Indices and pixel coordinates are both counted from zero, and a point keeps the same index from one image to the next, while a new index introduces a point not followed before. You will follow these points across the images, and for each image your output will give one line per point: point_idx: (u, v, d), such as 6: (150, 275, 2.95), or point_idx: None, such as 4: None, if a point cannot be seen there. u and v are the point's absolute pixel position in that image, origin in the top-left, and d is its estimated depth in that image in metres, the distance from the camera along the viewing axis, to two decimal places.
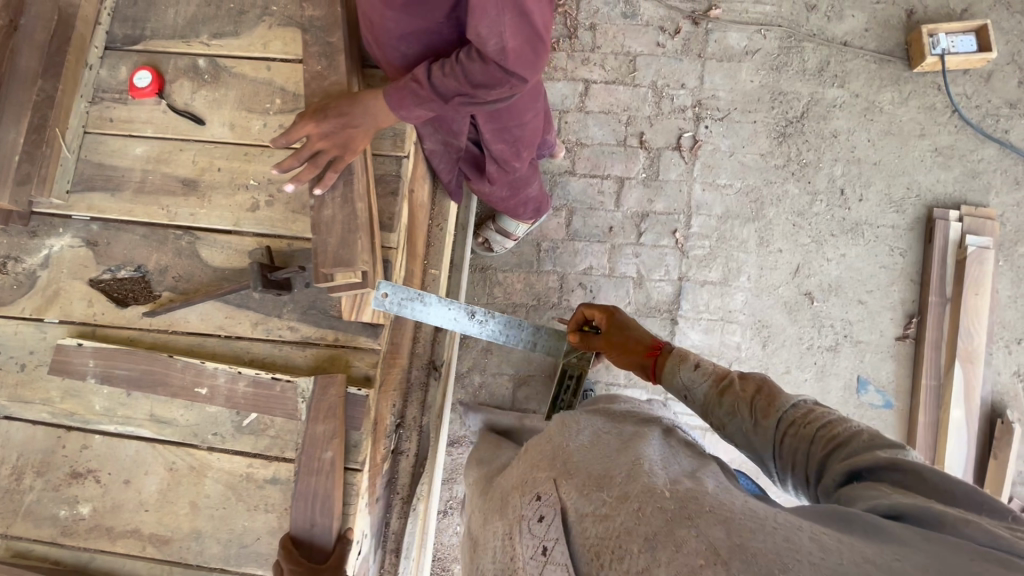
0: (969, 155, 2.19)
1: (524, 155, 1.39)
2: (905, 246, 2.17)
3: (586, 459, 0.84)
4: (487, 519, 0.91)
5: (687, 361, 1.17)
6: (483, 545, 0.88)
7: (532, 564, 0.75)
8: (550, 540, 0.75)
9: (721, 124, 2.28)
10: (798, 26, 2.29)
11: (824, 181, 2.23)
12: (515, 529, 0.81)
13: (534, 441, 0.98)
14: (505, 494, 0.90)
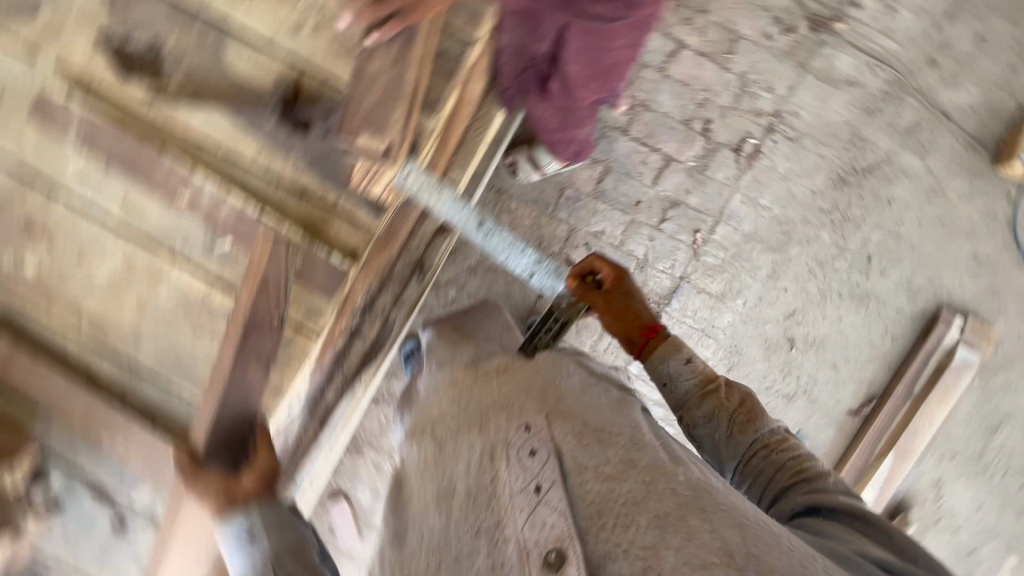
0: (1001, 274, 2.16)
1: (592, 89, 1.26)
2: (900, 332, 2.17)
3: (577, 410, 0.87)
4: (457, 433, 0.89)
5: (684, 355, 1.08)
6: (450, 458, 0.85)
7: (519, 498, 0.74)
8: (545, 480, 0.75)
9: (789, 144, 2.17)
10: (910, 77, 2.13)
11: (860, 244, 2.17)
12: (500, 455, 0.80)
13: (515, 372, 0.99)
14: (483, 415, 0.89)
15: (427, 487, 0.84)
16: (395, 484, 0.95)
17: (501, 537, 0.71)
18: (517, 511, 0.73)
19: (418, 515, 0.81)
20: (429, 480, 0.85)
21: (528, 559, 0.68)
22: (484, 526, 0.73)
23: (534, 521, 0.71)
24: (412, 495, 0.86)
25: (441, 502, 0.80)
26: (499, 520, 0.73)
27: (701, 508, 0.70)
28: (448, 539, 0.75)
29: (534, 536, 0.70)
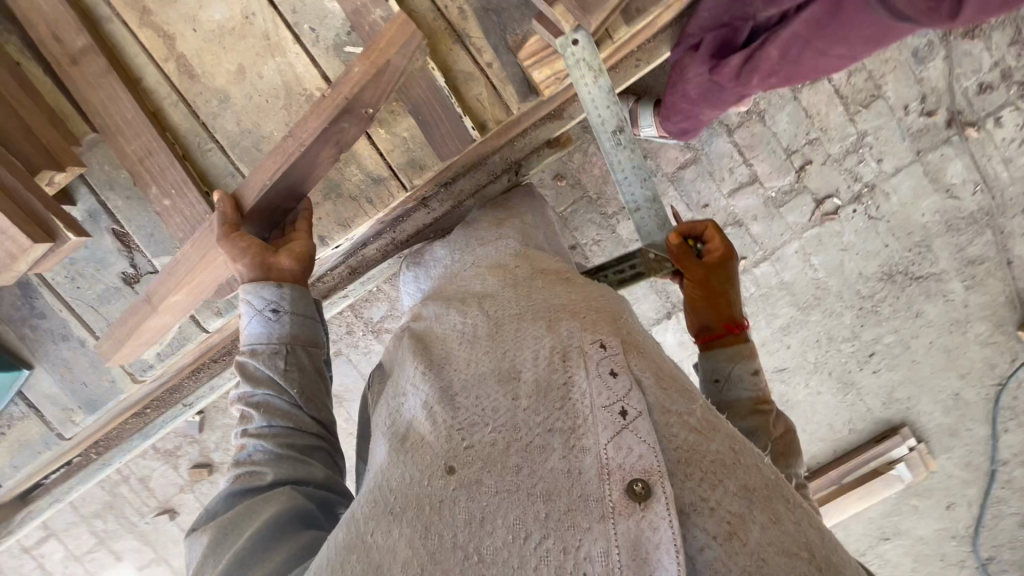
0: (968, 418, 2.30)
1: (757, 81, 1.47)
2: (859, 429, 2.38)
3: (648, 349, 0.92)
4: (529, 321, 0.95)
5: (754, 365, 1.19)
6: (517, 338, 0.93)
7: (602, 415, 0.78)
8: (633, 408, 0.78)
9: (866, 221, 2.15)
10: (1002, 213, 2.11)
11: (872, 339, 2.27)
12: (576, 364, 0.84)
13: (582, 284, 1.09)
14: (554, 312, 0.96)
15: (496, 361, 0.91)
16: (440, 340, 1.02)
17: (584, 442, 0.77)
18: (601, 427, 0.77)
19: (483, 383, 0.88)
20: (501, 357, 0.91)
21: (611, 471, 0.73)
22: (565, 426, 0.79)
23: (619, 442, 0.75)
24: (467, 354, 0.95)
25: (511, 383, 0.86)
26: (581, 426, 0.78)
27: (768, 487, 0.75)
28: (525, 424, 0.81)
29: (617, 456, 0.74)
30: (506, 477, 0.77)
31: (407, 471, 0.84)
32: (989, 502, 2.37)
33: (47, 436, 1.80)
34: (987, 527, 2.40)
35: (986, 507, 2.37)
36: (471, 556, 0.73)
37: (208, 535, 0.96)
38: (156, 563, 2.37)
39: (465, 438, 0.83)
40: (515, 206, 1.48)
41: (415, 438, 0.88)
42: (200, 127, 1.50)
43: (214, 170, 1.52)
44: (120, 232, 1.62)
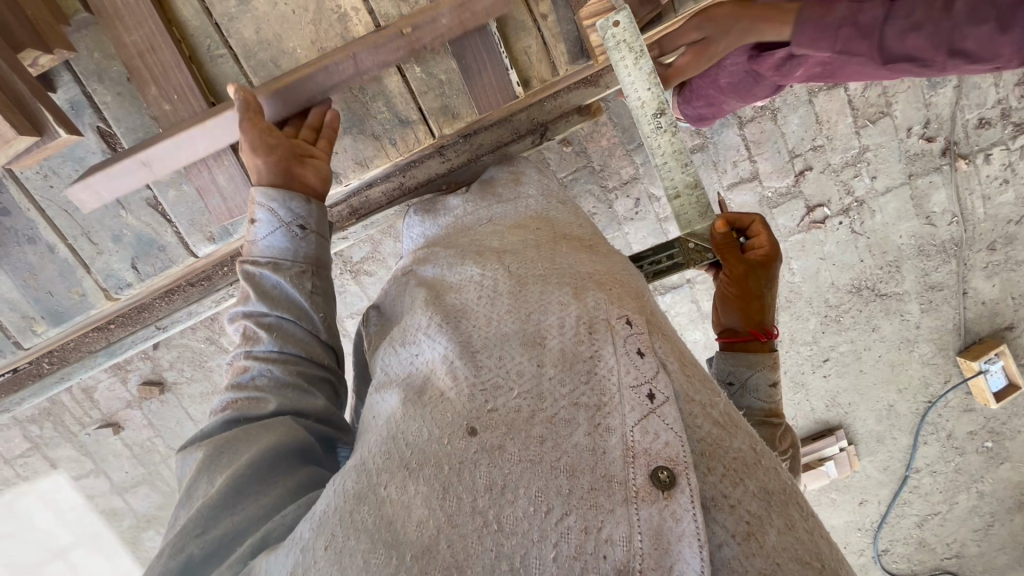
0: (895, 428, 2.51)
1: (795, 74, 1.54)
2: (800, 425, 2.55)
3: (668, 333, 0.95)
4: (555, 286, 0.94)
5: (772, 377, 1.24)
6: (542, 302, 0.92)
7: (630, 394, 0.79)
8: (660, 392, 0.80)
9: (849, 234, 2.22)
10: (969, 245, 2.23)
11: (830, 346, 2.39)
12: (602, 338, 0.85)
13: (603, 254, 1.09)
14: (581, 280, 0.95)
15: (521, 323, 0.89)
16: (457, 289, 1.00)
17: (610, 421, 0.77)
18: (629, 407, 0.78)
19: (506, 343, 0.87)
20: (525, 320, 0.90)
21: (636, 454, 0.75)
22: (591, 402, 0.79)
23: (646, 425, 0.77)
24: (488, 310, 0.93)
25: (537, 347, 0.85)
26: (607, 404, 0.79)
27: (785, 492, 0.79)
28: (550, 394, 0.80)
29: (644, 439, 0.76)
30: (529, 447, 0.75)
31: (425, 425, 0.80)
32: (897, 502, 2.63)
33: (2, 342, 1.66)
34: (889, 523, 2.68)
35: (892, 506, 2.63)
36: (491, 524, 0.71)
37: (204, 450, 0.92)
38: (96, 474, 2.30)
39: (488, 400, 0.81)
40: (527, 166, 1.42)
41: (433, 393, 0.84)
42: (214, 29, 1.39)
43: (225, 80, 1.41)
44: (106, 132, 1.47)
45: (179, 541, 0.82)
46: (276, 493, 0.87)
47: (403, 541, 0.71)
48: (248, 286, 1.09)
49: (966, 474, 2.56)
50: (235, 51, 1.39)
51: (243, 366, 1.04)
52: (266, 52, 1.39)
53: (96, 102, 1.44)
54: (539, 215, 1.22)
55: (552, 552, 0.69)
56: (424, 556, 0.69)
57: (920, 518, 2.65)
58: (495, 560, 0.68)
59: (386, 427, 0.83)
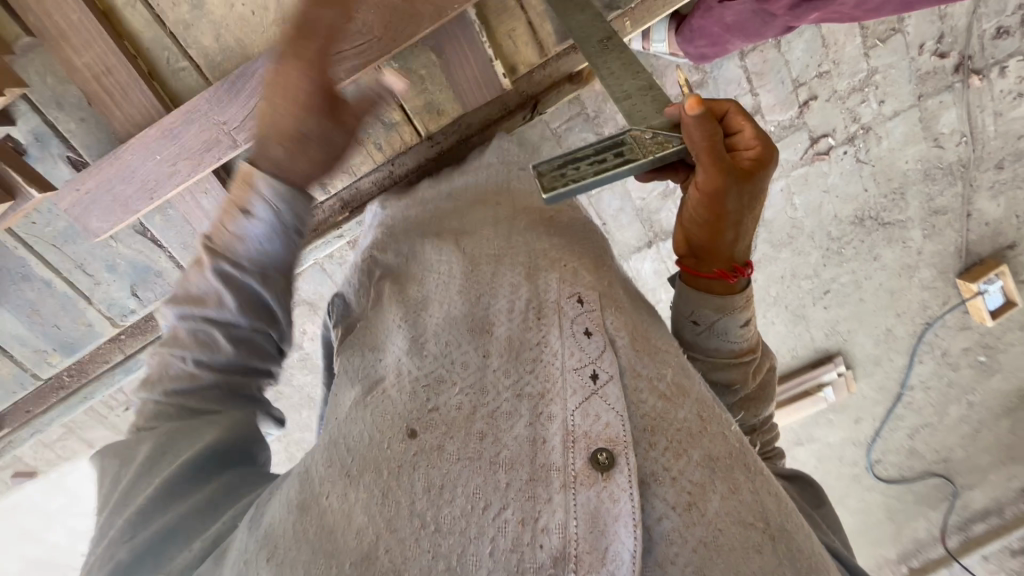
0: (892, 350, 2.57)
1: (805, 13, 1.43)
2: (800, 356, 2.60)
3: (623, 304, 0.99)
4: (506, 267, 1.04)
5: (744, 318, 1.18)
6: (496, 283, 1.02)
7: (573, 378, 0.85)
8: (604, 372, 0.85)
9: (854, 163, 2.15)
10: (974, 166, 2.20)
11: (830, 278, 2.38)
12: (550, 323, 0.92)
13: (563, 226, 1.17)
14: (535, 262, 1.04)
15: (470, 308, 0.99)
16: (415, 278, 1.10)
17: (551, 409, 0.83)
18: (571, 391, 0.84)
19: (452, 329, 0.97)
20: (473, 304, 1.00)
21: (577, 438, 0.80)
22: (534, 391, 0.85)
23: (586, 410, 0.82)
24: (442, 296, 1.03)
25: (485, 339, 0.93)
26: (550, 391, 0.85)
27: (731, 456, 0.83)
28: (494, 387, 0.87)
29: (584, 423, 0.81)
30: (469, 444, 0.82)
31: (366, 428, 0.86)
32: (890, 418, 2.77)
33: (20, 376, 1.84)
34: (882, 436, 2.84)
35: (885, 422, 2.77)
36: (428, 525, 0.76)
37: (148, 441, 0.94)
38: None
39: (431, 399, 0.87)
40: None
41: (380, 390, 0.92)
42: (167, 38, 1.55)
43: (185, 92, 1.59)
44: (78, 161, 1.60)
45: (112, 548, 0.84)
46: (218, 483, 0.93)
47: (342, 550, 0.76)
48: (221, 285, 1.00)
49: (956, 387, 2.68)
50: (197, 62, 1.57)
51: (193, 374, 1.00)
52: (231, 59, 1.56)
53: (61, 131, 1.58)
54: (498, 188, 1.30)
55: (490, 546, 0.74)
56: (364, 563, 0.75)
57: (910, 430, 2.81)
58: (431, 560, 0.74)
59: (332, 433, 0.89)
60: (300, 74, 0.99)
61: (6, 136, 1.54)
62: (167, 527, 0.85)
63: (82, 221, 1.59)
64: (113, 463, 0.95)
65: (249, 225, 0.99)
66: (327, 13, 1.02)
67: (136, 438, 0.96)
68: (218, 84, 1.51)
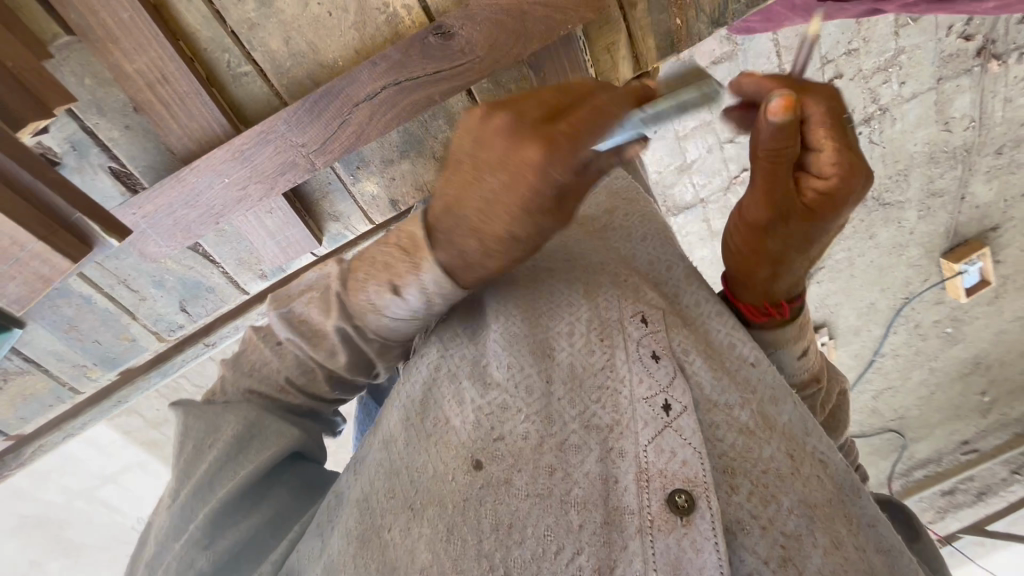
0: (872, 322, 2.72)
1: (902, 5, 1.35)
2: None
3: (691, 318, 0.93)
4: (563, 281, 0.94)
5: (797, 351, 1.09)
6: (551, 300, 0.92)
7: (642, 409, 0.81)
8: (678, 403, 0.80)
9: (867, 144, 2.16)
10: (977, 151, 2.24)
11: (826, 255, 2.46)
12: (615, 343, 0.86)
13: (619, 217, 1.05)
14: (590, 272, 0.94)
15: (529, 326, 0.88)
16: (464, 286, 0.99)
17: (624, 446, 0.79)
18: (642, 425, 0.80)
19: (512, 351, 0.86)
20: (534, 322, 0.89)
21: (651, 478, 0.77)
22: (603, 424, 0.82)
23: (660, 445, 0.78)
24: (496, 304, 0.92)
25: (546, 360, 0.86)
26: (619, 424, 0.81)
27: (830, 503, 0.82)
28: (560, 416, 0.82)
29: (659, 460, 0.78)
30: (538, 479, 0.78)
31: (432, 460, 0.83)
32: (860, 382, 2.99)
33: (59, 390, 1.93)
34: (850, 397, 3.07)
35: (855, 385, 2.99)
36: (497, 567, 0.74)
37: (234, 427, 0.91)
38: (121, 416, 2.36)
39: (495, 428, 0.81)
40: None
41: (437, 421, 0.85)
42: (227, 37, 1.57)
43: (250, 99, 1.64)
44: (120, 172, 1.66)
45: (189, 552, 0.85)
46: (274, 501, 0.92)
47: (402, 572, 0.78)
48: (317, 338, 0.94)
49: (923, 355, 2.89)
50: (261, 65, 1.61)
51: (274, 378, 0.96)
52: (299, 65, 1.62)
53: (100, 138, 1.62)
54: None
55: None
56: None
57: (875, 392, 3.05)
58: None
59: (388, 463, 0.87)
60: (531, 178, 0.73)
61: (40, 145, 1.57)
62: (245, 537, 0.88)
63: (139, 245, 1.69)
64: (197, 434, 0.92)
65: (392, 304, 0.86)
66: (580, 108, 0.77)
67: (217, 415, 0.93)
68: (297, 106, 1.57)
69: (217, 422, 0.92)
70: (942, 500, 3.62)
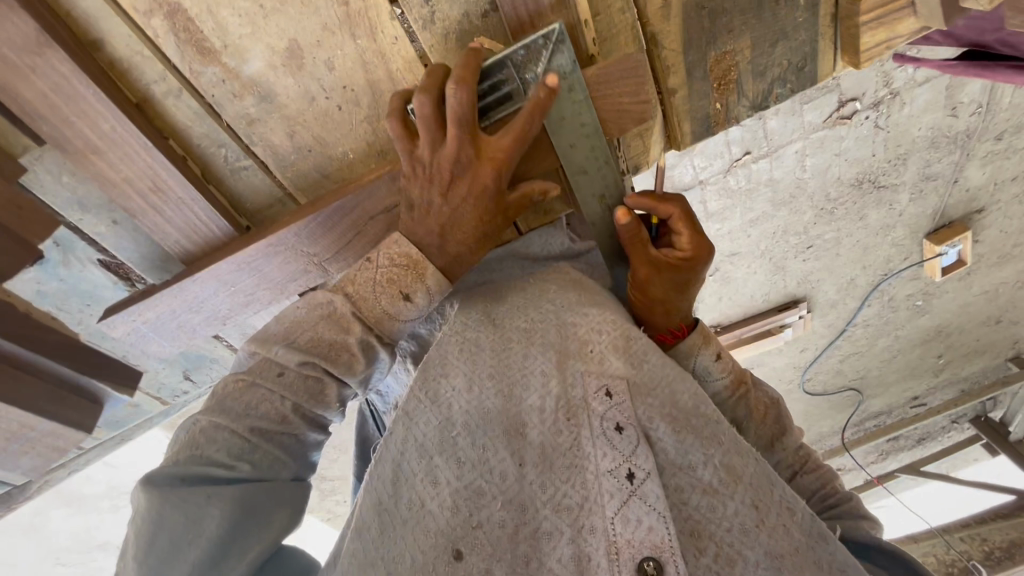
0: (849, 296, 2.81)
1: None
2: (771, 300, 2.78)
3: (654, 379, 0.95)
4: (536, 353, 0.98)
5: (713, 353, 1.20)
6: (526, 372, 0.96)
7: (608, 482, 0.85)
8: (642, 471, 0.85)
9: (873, 128, 2.08)
10: (977, 137, 2.21)
11: (816, 235, 2.47)
12: (580, 423, 0.90)
13: (595, 293, 1.12)
14: (564, 346, 0.98)
15: (504, 400, 0.94)
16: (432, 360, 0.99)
17: (593, 521, 0.83)
18: (608, 497, 0.84)
19: (487, 428, 0.91)
20: (506, 395, 0.94)
21: (620, 549, 0.81)
22: (573, 504, 0.85)
23: (626, 515, 0.82)
24: (469, 377, 0.96)
25: (518, 437, 0.91)
26: (588, 501, 0.85)
27: (796, 552, 0.85)
28: (531, 504, 0.86)
29: (626, 531, 0.81)
30: (515, 570, 0.82)
31: (409, 552, 0.83)
32: (830, 348, 3.13)
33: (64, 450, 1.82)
34: (821, 362, 3.23)
35: (825, 351, 3.14)
36: None
37: (223, 507, 0.88)
38: None
39: (472, 513, 0.85)
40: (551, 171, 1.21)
41: (412, 503, 0.87)
42: (225, 129, 1.24)
43: (252, 193, 1.33)
44: (111, 264, 1.39)
45: None
46: None
47: None
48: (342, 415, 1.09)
49: (891, 324, 3.03)
50: (262, 160, 1.28)
51: (239, 456, 0.93)
52: (305, 158, 1.29)
53: (86, 233, 1.32)
54: (528, 276, 1.18)
55: None
56: None
57: (843, 357, 3.21)
58: None
59: (362, 559, 0.83)
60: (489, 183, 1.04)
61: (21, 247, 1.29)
62: None
63: (139, 347, 1.46)
64: (177, 529, 0.86)
65: (409, 308, 1.06)
66: (504, 146, 1.04)
67: (197, 506, 0.88)
68: (307, 221, 1.28)
69: (199, 513, 0.87)
70: (886, 445, 3.99)
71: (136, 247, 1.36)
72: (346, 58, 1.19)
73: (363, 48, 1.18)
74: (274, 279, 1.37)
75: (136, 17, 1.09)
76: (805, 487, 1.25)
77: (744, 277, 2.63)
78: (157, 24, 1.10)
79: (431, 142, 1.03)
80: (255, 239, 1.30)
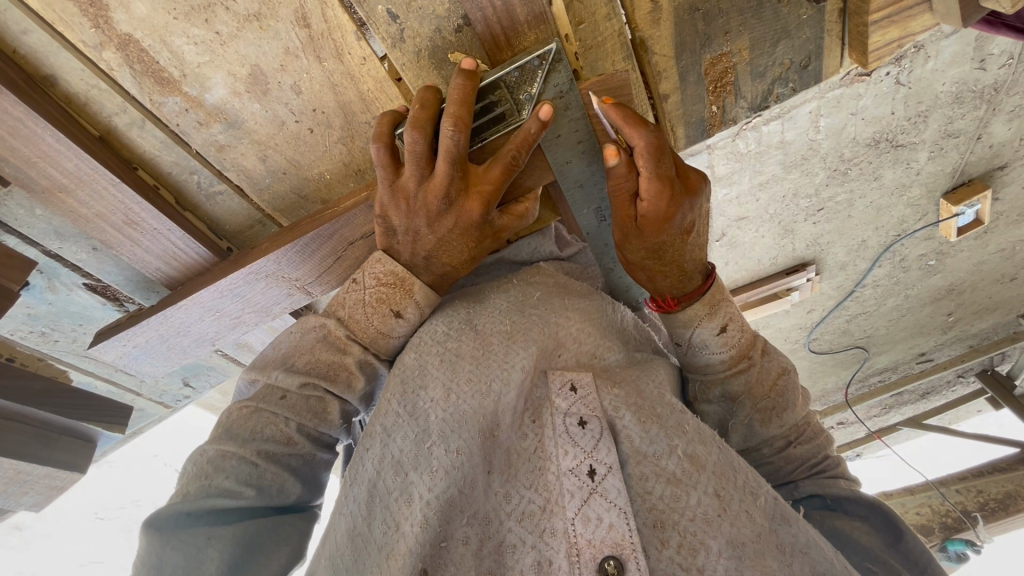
0: (860, 258, 2.76)
1: None
2: (778, 264, 2.73)
3: (624, 375, 1.05)
4: (516, 348, 1.01)
5: (714, 326, 1.16)
6: (506, 365, 0.99)
7: (570, 481, 0.88)
8: (603, 466, 0.90)
9: (893, 84, 1.96)
10: (1007, 89, 2.08)
11: (828, 197, 2.39)
12: (543, 426, 0.96)
13: (578, 296, 1.18)
14: (545, 345, 1.04)
15: (480, 401, 0.94)
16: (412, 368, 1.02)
17: (554, 524, 0.85)
18: (569, 497, 0.87)
19: (461, 431, 0.91)
20: (484, 396, 0.95)
21: (581, 550, 0.82)
22: (537, 507, 0.88)
23: (586, 514, 0.85)
24: (446, 380, 0.97)
25: (492, 435, 0.93)
26: (552, 499, 0.88)
27: (759, 537, 0.85)
28: (496, 518, 0.88)
29: (586, 530, 0.84)
30: None
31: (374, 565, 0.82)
32: (838, 309, 3.11)
33: None
34: (827, 322, 3.22)
35: (832, 311, 3.11)
36: None
37: (224, 544, 0.91)
38: None
39: (442, 528, 0.85)
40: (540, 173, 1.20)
41: (383, 516, 0.87)
42: (195, 157, 1.34)
43: (230, 213, 1.47)
44: (97, 287, 1.56)
45: None
46: None
47: None
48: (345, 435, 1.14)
49: (902, 284, 2.98)
50: (237, 185, 1.40)
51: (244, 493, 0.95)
52: (280, 180, 1.40)
53: (70, 260, 1.48)
54: (514, 278, 1.20)
55: None
56: None
57: (851, 317, 3.19)
58: None
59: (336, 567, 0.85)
60: (477, 211, 1.04)
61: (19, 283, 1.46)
62: None
63: (133, 368, 1.58)
64: (175, 567, 0.89)
65: (399, 325, 1.09)
66: (492, 173, 1.04)
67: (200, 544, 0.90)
68: (285, 249, 1.34)
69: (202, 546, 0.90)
70: (890, 400, 4.04)
71: (120, 267, 1.49)
72: (314, 81, 1.24)
73: (331, 70, 1.23)
74: (261, 303, 1.46)
75: (90, 54, 1.16)
76: (797, 457, 1.22)
77: (751, 241, 2.58)
78: (110, 57, 1.17)
79: (417, 176, 1.03)
80: (239, 266, 1.38)
